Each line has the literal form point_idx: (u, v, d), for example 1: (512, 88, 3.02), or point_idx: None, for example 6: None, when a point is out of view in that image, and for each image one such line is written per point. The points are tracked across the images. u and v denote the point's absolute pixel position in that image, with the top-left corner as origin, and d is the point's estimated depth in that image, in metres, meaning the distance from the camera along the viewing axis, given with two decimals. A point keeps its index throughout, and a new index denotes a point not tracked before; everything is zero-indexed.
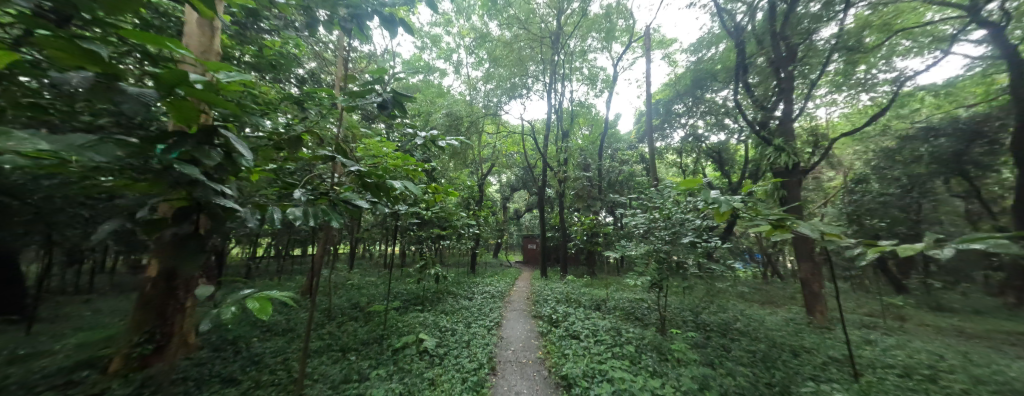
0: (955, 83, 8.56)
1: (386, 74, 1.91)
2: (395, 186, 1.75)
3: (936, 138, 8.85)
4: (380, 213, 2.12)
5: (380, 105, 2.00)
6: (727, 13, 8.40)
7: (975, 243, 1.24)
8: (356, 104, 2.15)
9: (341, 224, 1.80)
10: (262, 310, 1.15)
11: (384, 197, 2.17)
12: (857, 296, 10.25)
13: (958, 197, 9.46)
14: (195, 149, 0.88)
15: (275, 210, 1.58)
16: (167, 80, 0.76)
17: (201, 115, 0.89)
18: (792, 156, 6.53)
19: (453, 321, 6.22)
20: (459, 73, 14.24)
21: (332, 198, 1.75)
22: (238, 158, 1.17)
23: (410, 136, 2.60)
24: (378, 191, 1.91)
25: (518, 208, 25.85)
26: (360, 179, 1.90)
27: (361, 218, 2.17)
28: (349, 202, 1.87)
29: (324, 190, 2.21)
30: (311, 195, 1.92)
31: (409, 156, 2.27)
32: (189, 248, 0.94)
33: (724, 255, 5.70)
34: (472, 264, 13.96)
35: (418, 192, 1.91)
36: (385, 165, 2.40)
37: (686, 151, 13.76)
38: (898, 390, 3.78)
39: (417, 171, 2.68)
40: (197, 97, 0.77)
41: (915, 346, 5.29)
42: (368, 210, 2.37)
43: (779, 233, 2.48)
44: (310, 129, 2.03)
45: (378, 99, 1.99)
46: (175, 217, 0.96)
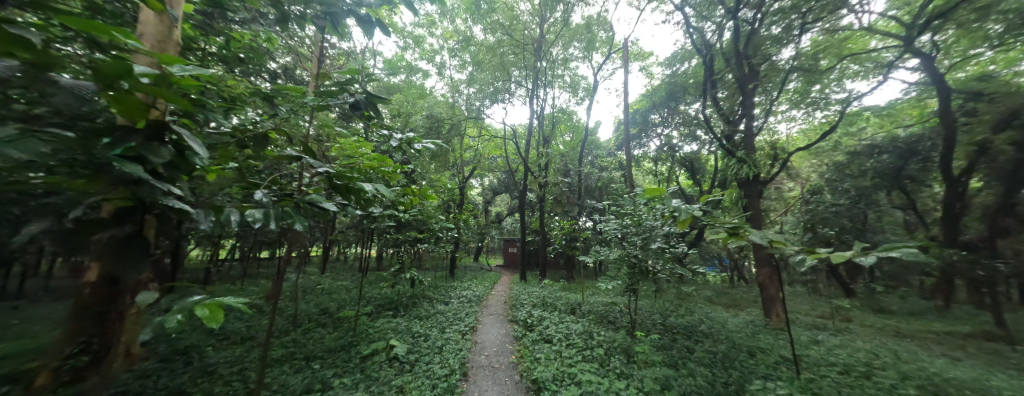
0: (895, 105, 9.43)
1: (359, 74, 1.90)
2: (366, 188, 1.69)
3: (879, 154, 9.73)
4: (350, 216, 2.04)
5: (351, 106, 2.00)
6: (698, 31, 8.76)
7: (892, 251, 1.63)
8: (328, 104, 2.12)
9: (306, 227, 1.70)
10: (211, 317, 0.99)
11: (354, 199, 2.09)
12: (814, 299, 10.93)
13: (899, 208, 10.38)
14: (145, 146, 0.80)
15: (232, 212, 1.48)
16: (108, 73, 0.69)
17: (148, 112, 0.81)
18: (753, 167, 6.95)
19: (427, 326, 6.13)
20: (443, 75, 14.18)
21: (298, 199, 1.65)
22: (192, 155, 1.07)
23: (387, 138, 2.56)
24: (348, 193, 1.84)
25: (500, 212, 25.89)
26: (329, 180, 1.83)
27: (329, 221, 2.08)
28: (315, 204, 1.79)
29: (291, 191, 2.12)
30: (275, 197, 1.83)
31: (385, 159, 2.23)
32: (132, 254, 0.81)
33: (690, 261, 5.97)
34: (452, 267, 13.83)
35: (389, 194, 1.88)
36: (359, 166, 2.34)
37: (662, 160, 14.30)
38: (837, 387, 4.06)
39: (394, 174, 2.63)
40: (141, 92, 0.70)
41: (856, 346, 5.70)
42: (338, 213, 2.28)
43: (733, 241, 2.69)
44: (277, 128, 1.95)
45: (350, 99, 1.98)
46: (116, 219, 0.83)
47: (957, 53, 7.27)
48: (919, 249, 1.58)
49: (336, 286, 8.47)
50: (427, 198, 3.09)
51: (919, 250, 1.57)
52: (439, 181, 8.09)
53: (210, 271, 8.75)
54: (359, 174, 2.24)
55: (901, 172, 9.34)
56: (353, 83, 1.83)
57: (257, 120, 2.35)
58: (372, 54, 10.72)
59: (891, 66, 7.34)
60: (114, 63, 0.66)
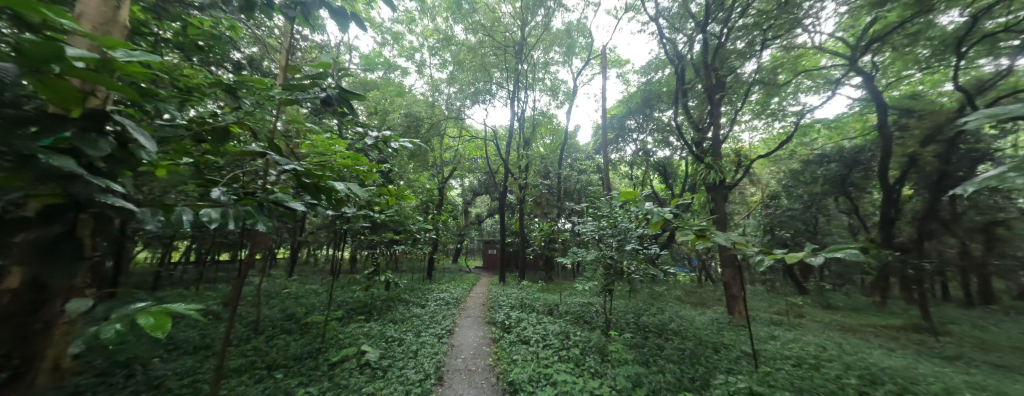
0: (842, 118, 10.36)
1: (330, 68, 1.79)
2: (337, 187, 1.59)
3: (829, 163, 10.65)
4: (320, 216, 1.90)
5: (322, 101, 1.89)
6: (670, 42, 9.18)
7: (839, 252, 1.78)
8: (296, 99, 1.99)
9: (271, 228, 1.54)
10: (155, 326, 0.70)
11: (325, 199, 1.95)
12: (773, 297, 11.72)
13: (846, 213, 11.41)
14: (80, 135, 0.67)
15: (184, 212, 1.30)
16: (30, 52, 0.57)
17: (81, 98, 0.68)
18: (720, 173, 7.37)
19: (401, 330, 5.96)
20: (422, 73, 13.92)
21: (261, 198, 1.51)
22: (134, 150, 0.92)
23: (360, 134, 2.46)
24: (318, 191, 1.72)
25: (480, 213, 25.75)
26: (297, 178, 1.70)
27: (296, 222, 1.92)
28: (281, 203, 1.65)
29: (253, 189, 1.95)
30: (233, 196, 1.64)
31: (359, 157, 2.12)
32: (58, 262, 0.63)
33: (662, 261, 6.21)
34: (430, 269, 13.56)
35: (364, 194, 1.77)
36: (332, 164, 2.23)
37: (637, 164, 14.84)
38: (790, 378, 4.37)
39: (369, 173, 2.51)
40: (77, 78, 0.59)
41: (807, 340, 6.18)
42: (306, 214, 2.12)
43: (701, 242, 2.83)
44: (239, 121, 1.79)
45: (320, 94, 1.87)
46: (42, 218, 0.65)
47: (892, 74, 8.12)
48: (860, 250, 1.74)
49: (305, 290, 8.05)
50: (404, 198, 2.99)
51: (860, 251, 1.73)
52: (417, 180, 7.92)
53: (160, 275, 8.03)
54: (331, 172, 2.13)
55: (847, 179, 10.26)
56: (326, 76, 1.73)
57: (216, 113, 2.17)
58: (347, 48, 10.33)
59: (837, 83, 8.09)
60: (41, 47, 0.56)
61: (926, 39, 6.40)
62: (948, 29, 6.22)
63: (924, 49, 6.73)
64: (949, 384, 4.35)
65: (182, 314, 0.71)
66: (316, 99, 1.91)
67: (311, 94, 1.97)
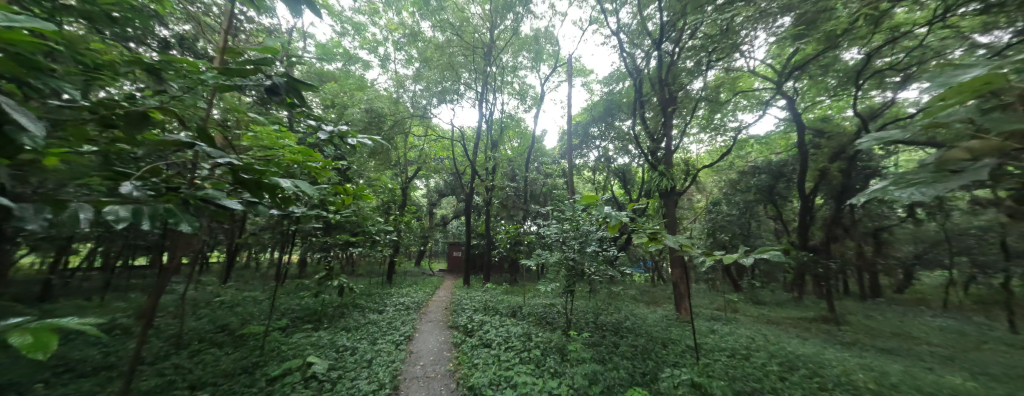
0: (772, 135, 11.80)
1: (278, 53, 1.59)
2: (281, 185, 1.41)
3: (761, 174, 12.07)
4: (262, 215, 1.67)
5: (266, 91, 1.68)
6: (630, 56, 9.79)
7: (765, 253, 2.03)
8: (236, 85, 1.76)
9: (200, 228, 1.30)
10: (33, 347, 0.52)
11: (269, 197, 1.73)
12: (715, 295, 12.93)
13: (773, 218, 13.01)
14: None
15: (88, 208, 1.05)
16: None
17: None
18: (671, 180, 7.98)
19: (354, 339, 5.61)
20: (386, 68, 13.33)
21: (185, 194, 1.29)
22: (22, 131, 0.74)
23: (313, 128, 2.25)
24: (261, 188, 1.51)
25: (445, 215, 25.23)
26: (236, 173, 1.47)
27: (232, 222, 1.66)
28: (209, 202, 1.42)
29: (182, 184, 1.67)
30: (155, 192, 1.38)
31: (311, 153, 1.93)
32: None
33: (620, 262, 6.56)
34: (390, 272, 12.96)
35: (315, 192, 1.59)
36: (278, 160, 2.01)
37: (599, 170, 15.57)
38: (725, 367, 4.84)
39: (323, 169, 2.31)
40: None
41: (740, 332, 6.90)
42: (247, 214, 1.86)
43: (654, 245, 3.05)
44: (165, 106, 1.53)
45: (266, 83, 1.66)
46: None
47: (808, 99, 9.46)
48: (780, 252, 2.00)
49: (245, 297, 7.26)
50: (363, 198, 2.80)
51: (780, 253, 1.98)
52: (378, 179, 7.57)
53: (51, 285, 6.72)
54: (277, 168, 1.91)
55: (774, 189, 11.72)
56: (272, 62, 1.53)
57: (135, 95, 1.86)
58: (302, 35, 9.58)
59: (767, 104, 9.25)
60: None
61: (834, 71, 7.54)
62: (849, 64, 7.39)
63: (832, 80, 7.92)
64: (847, 366, 5.11)
65: (75, 330, 0.55)
66: (259, 87, 1.69)
67: (254, 82, 1.75)
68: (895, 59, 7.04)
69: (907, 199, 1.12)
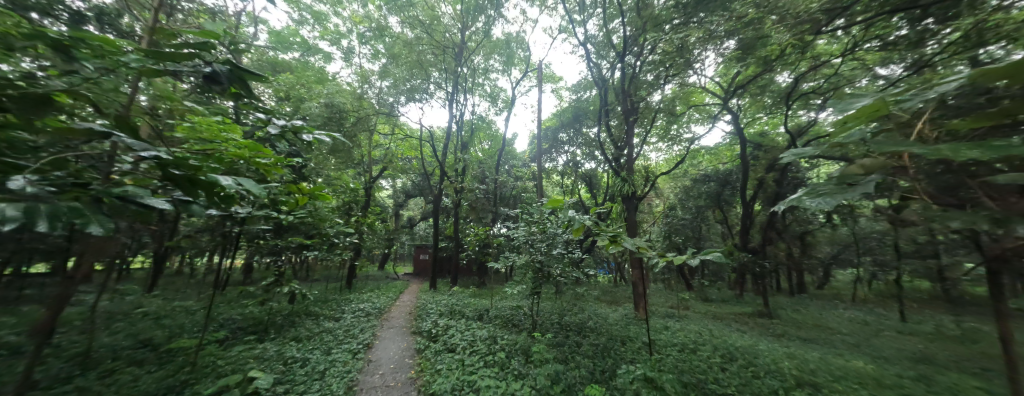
0: (720, 146, 12.96)
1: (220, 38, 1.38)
2: (223, 184, 1.25)
3: (711, 182, 13.20)
4: (197, 216, 1.46)
5: (204, 78, 1.47)
6: (597, 66, 10.23)
7: (708, 255, 2.22)
8: (166, 70, 1.51)
9: (116, 231, 1.10)
10: None
11: (207, 196, 1.52)
12: (672, 293, 13.83)
13: (721, 223, 14.26)
14: None
15: None
16: None
17: None
18: (632, 186, 8.46)
19: (305, 349, 5.28)
20: (350, 62, 12.67)
21: (98, 191, 1.09)
22: None
23: (262, 121, 2.04)
24: (198, 187, 1.32)
25: (413, 216, 24.43)
26: (163, 169, 1.26)
27: (157, 223, 1.43)
28: (130, 200, 1.21)
29: (93, 179, 1.40)
30: (55, 187, 1.14)
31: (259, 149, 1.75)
32: None
33: (584, 264, 6.80)
34: (351, 277, 12.27)
35: (263, 192, 1.43)
36: (221, 155, 1.79)
37: (568, 174, 16.06)
38: (674, 360, 5.21)
39: (274, 167, 2.11)
40: None
41: (689, 328, 7.46)
42: (178, 214, 1.62)
43: (614, 247, 3.20)
44: (74, 87, 1.28)
45: (205, 70, 1.44)
46: None
47: (749, 116, 10.54)
48: (718, 255, 2.20)
49: (176, 308, 6.45)
50: (318, 198, 2.61)
51: (719, 255, 2.18)
52: (338, 178, 7.17)
53: None
54: (218, 163, 1.69)
55: (722, 195, 12.85)
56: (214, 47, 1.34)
57: (30, 71, 1.54)
58: (252, 20, 8.82)
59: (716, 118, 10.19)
60: None
61: (770, 91, 8.48)
62: (781, 86, 8.37)
63: (768, 99, 8.89)
64: (776, 355, 5.74)
65: None
66: (194, 73, 1.47)
67: (190, 67, 1.52)
68: (817, 84, 8.09)
69: (818, 207, 1.29)
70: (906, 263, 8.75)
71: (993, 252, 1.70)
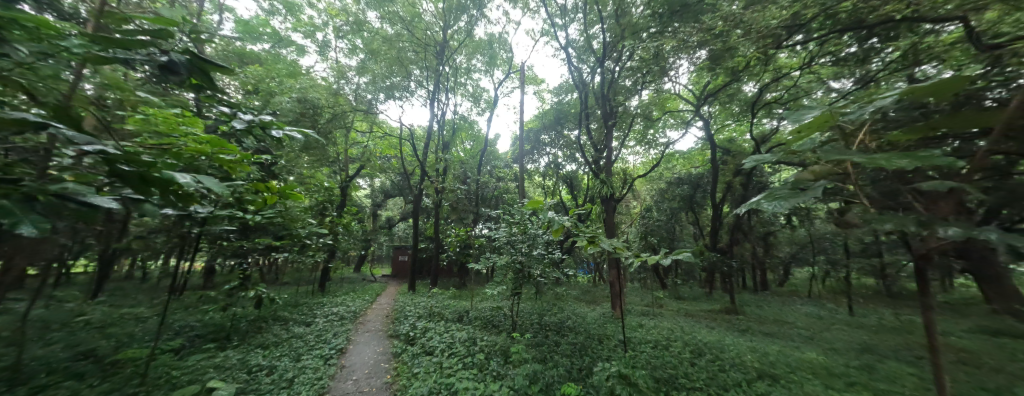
0: (693, 151, 13.60)
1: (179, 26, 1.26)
2: (179, 181, 1.15)
3: (685, 184, 13.81)
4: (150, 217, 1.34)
5: (157, 68, 1.29)
6: (577, 70, 10.43)
7: (678, 255, 2.33)
8: (117, 55, 1.38)
9: (51, 233, 0.98)
10: None
11: (162, 194, 1.39)
12: (647, 292, 14.32)
13: (693, 224, 14.95)
14: None
15: None
16: None
17: None
18: (610, 188, 8.69)
19: (271, 357, 5.07)
20: (325, 56, 12.19)
21: (29, 188, 0.97)
22: None
23: (227, 116, 1.89)
24: (152, 184, 1.21)
25: (392, 217, 23.83)
26: (110, 164, 1.14)
27: (103, 223, 1.29)
28: (69, 198, 1.08)
29: (28, 174, 1.26)
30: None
31: (224, 144, 1.63)
32: None
33: (564, 264, 6.88)
34: (324, 279, 11.78)
35: (226, 191, 1.33)
36: (180, 150, 1.65)
37: (549, 175, 16.25)
38: (647, 356, 5.39)
39: (241, 164, 1.97)
40: None
41: (663, 325, 7.76)
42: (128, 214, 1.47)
43: (591, 247, 3.28)
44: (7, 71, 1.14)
45: (160, 60, 1.32)
46: None
47: (719, 123, 11.14)
48: (688, 255, 2.31)
49: None
50: (289, 197, 2.47)
51: (689, 255, 2.29)
52: (312, 176, 6.89)
53: None
54: (175, 159, 1.55)
55: (694, 198, 13.48)
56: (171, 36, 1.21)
57: None
58: (217, 8, 8.30)
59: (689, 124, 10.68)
60: None
61: (737, 100, 9.00)
62: (747, 96, 8.91)
63: (736, 107, 9.43)
64: (740, 349, 6.09)
65: None
66: (146, 61, 1.29)
67: (142, 55, 1.35)
68: (778, 94, 8.68)
69: (776, 209, 1.39)
70: (854, 261, 9.56)
71: (919, 250, 1.90)
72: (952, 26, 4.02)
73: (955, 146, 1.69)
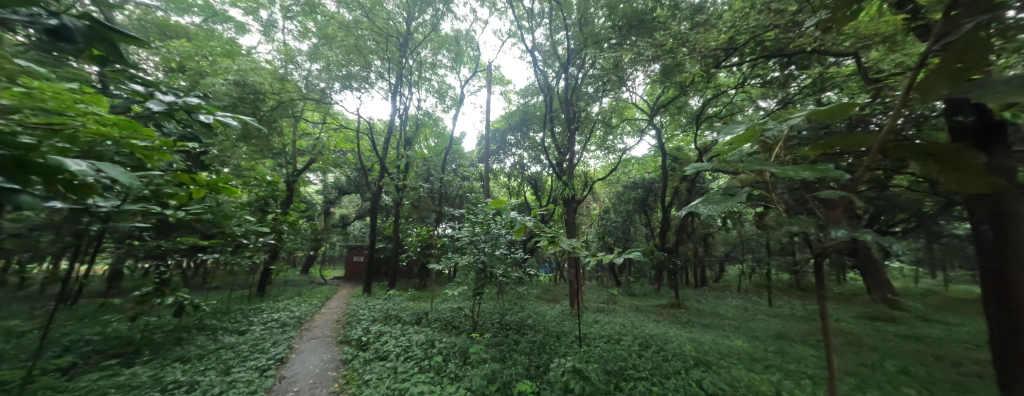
0: (646, 157, 14.66)
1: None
2: (74, 168, 0.95)
3: (639, 188, 14.82)
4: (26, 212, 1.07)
5: (44, 33, 1.06)
6: (543, 74, 10.68)
7: (631, 253, 2.46)
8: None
9: None
10: None
11: (47, 186, 1.13)
12: (604, 290, 15.09)
13: (645, 225, 16.07)
14: None
15: None
16: None
17: None
18: (571, 190, 9.02)
19: (193, 371, 4.48)
20: (271, 37, 11.07)
21: None
22: None
23: (142, 95, 1.61)
24: (31, 174, 0.96)
25: (346, 215, 22.32)
26: None
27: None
28: None
29: None
30: None
31: (136, 127, 1.38)
32: None
33: (525, 264, 6.98)
34: (265, 283, 10.68)
35: (136, 182, 1.12)
36: (74, 133, 1.36)
37: (514, 176, 16.42)
38: (600, 350, 5.68)
39: (160, 152, 1.68)
40: None
41: (616, 321, 8.22)
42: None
43: (551, 247, 3.36)
44: None
45: (47, 22, 1.08)
46: None
47: (669, 133, 12.12)
48: (639, 254, 2.46)
49: None
50: (221, 192, 2.19)
51: (639, 253, 2.43)
52: (252, 168, 6.19)
53: None
54: (68, 142, 1.31)
55: (646, 201, 14.50)
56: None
57: None
58: None
59: (643, 132, 11.51)
60: None
61: (685, 112, 9.88)
62: (693, 109, 9.83)
63: (683, 118, 10.34)
64: (681, 340, 6.68)
65: None
66: (28, 23, 1.05)
67: (22, 14, 1.11)
68: (718, 109, 9.68)
69: (709, 212, 1.52)
70: (775, 259, 10.99)
71: (818, 250, 2.24)
72: (848, 61, 4.80)
73: (846, 162, 2.01)
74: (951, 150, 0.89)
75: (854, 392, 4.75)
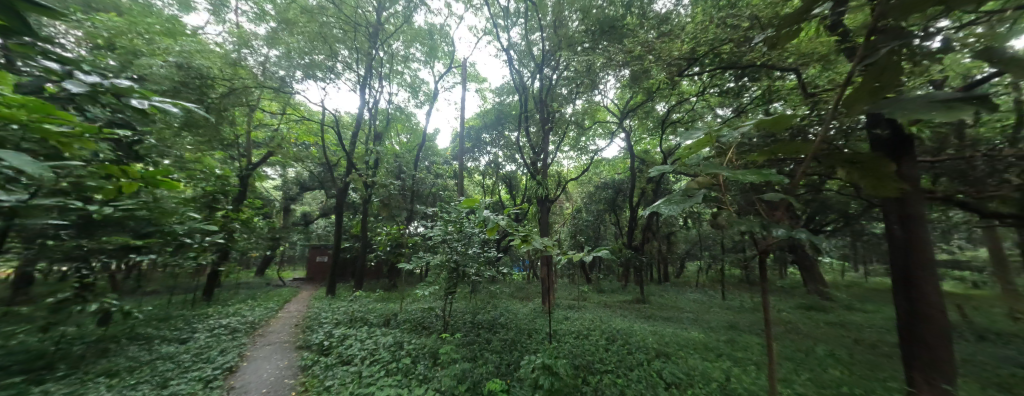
0: (616, 159, 15.24)
1: None
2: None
3: (609, 189, 15.35)
4: None
5: None
6: (518, 73, 10.72)
7: (600, 251, 2.52)
8: None
9: None
10: None
11: None
12: (575, 287, 15.47)
13: (615, 224, 16.68)
14: None
15: None
16: None
17: None
18: (544, 189, 9.15)
19: (123, 387, 4.00)
20: (221, 18, 10.10)
21: None
22: None
23: (57, 74, 1.38)
24: None
25: (308, 212, 20.94)
26: None
27: None
28: None
29: None
30: None
31: (50, 111, 1.19)
32: None
33: (499, 263, 6.96)
34: (212, 286, 9.76)
35: (47, 175, 0.97)
36: None
37: (489, 174, 16.35)
38: (569, 346, 5.83)
39: (82, 141, 1.46)
40: None
41: (585, 317, 8.47)
42: None
43: (523, 245, 3.35)
44: None
45: None
46: None
47: (638, 136, 12.68)
48: (608, 251, 2.52)
49: None
50: (159, 186, 1.96)
51: (608, 251, 2.49)
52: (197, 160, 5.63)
53: None
54: None
55: (616, 200, 15.03)
56: None
57: None
58: None
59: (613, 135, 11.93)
60: None
61: (652, 117, 10.39)
62: (659, 114, 10.36)
63: (650, 123, 10.87)
64: (644, 333, 7.04)
65: None
66: None
67: None
68: (681, 115, 10.29)
69: (670, 212, 1.60)
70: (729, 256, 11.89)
71: (762, 247, 2.45)
72: (792, 75, 5.28)
73: (788, 169, 2.22)
74: (872, 157, 0.99)
75: (792, 375, 5.26)
